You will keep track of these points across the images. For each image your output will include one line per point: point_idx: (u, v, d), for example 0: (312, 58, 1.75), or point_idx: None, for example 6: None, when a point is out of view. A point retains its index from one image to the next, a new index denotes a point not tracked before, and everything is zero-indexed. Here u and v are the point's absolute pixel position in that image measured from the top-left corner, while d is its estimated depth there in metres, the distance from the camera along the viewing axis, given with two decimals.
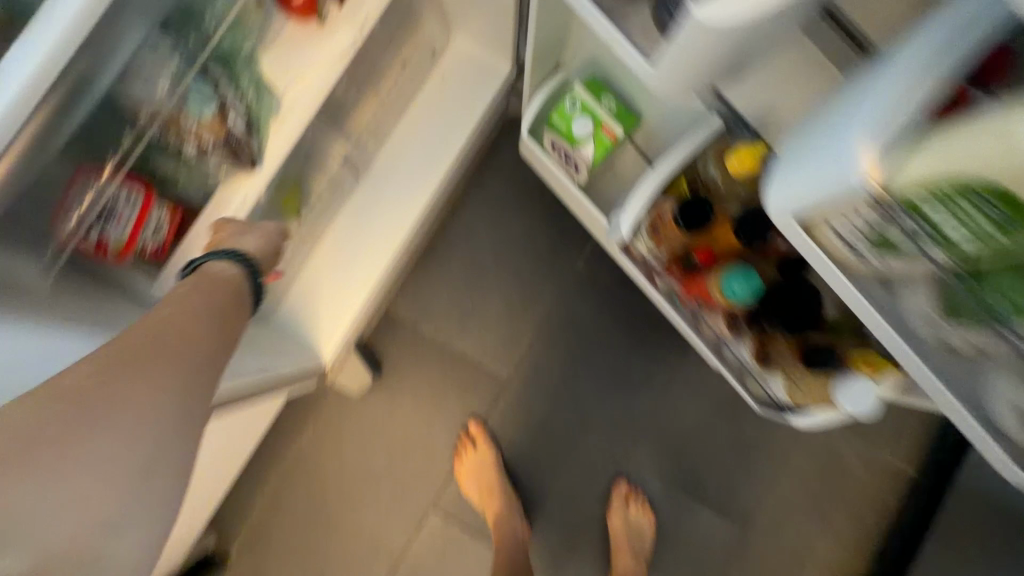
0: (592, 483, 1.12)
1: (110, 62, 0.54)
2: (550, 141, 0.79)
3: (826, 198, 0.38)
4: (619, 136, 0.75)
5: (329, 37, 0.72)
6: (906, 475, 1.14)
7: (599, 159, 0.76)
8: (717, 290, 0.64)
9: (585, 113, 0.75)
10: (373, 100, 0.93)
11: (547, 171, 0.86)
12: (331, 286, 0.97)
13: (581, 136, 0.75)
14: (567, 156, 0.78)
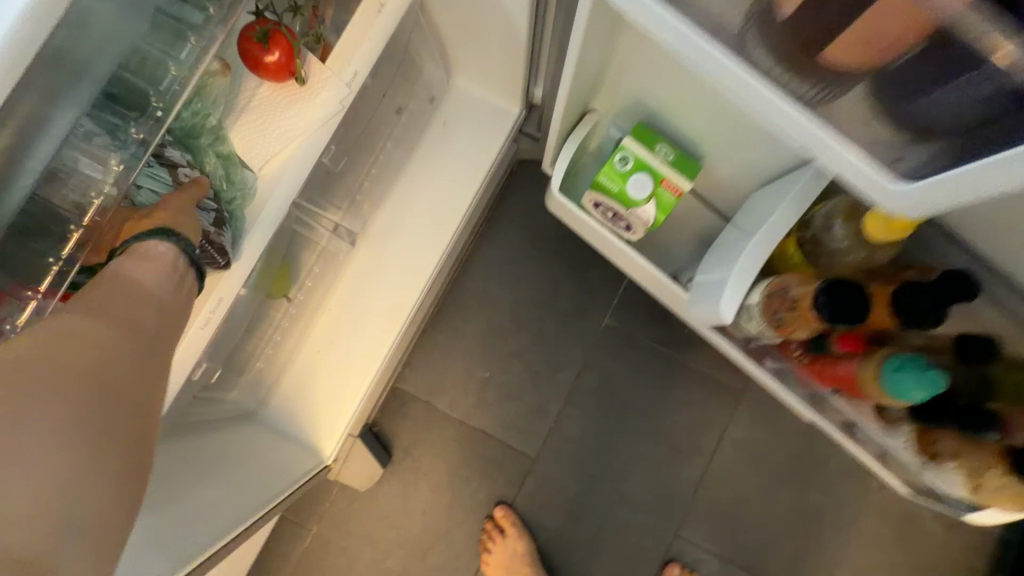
0: (639, 567, 0.98)
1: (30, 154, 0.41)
2: (595, 201, 0.67)
3: None
4: (684, 190, 0.63)
5: (310, 99, 0.60)
6: (991, 535, 1.00)
7: (660, 217, 0.65)
8: (877, 390, 0.47)
9: (639, 168, 0.62)
10: (369, 158, 0.81)
11: (586, 230, 0.75)
12: (331, 370, 0.84)
13: (639, 197, 0.63)
14: (616, 217, 0.67)
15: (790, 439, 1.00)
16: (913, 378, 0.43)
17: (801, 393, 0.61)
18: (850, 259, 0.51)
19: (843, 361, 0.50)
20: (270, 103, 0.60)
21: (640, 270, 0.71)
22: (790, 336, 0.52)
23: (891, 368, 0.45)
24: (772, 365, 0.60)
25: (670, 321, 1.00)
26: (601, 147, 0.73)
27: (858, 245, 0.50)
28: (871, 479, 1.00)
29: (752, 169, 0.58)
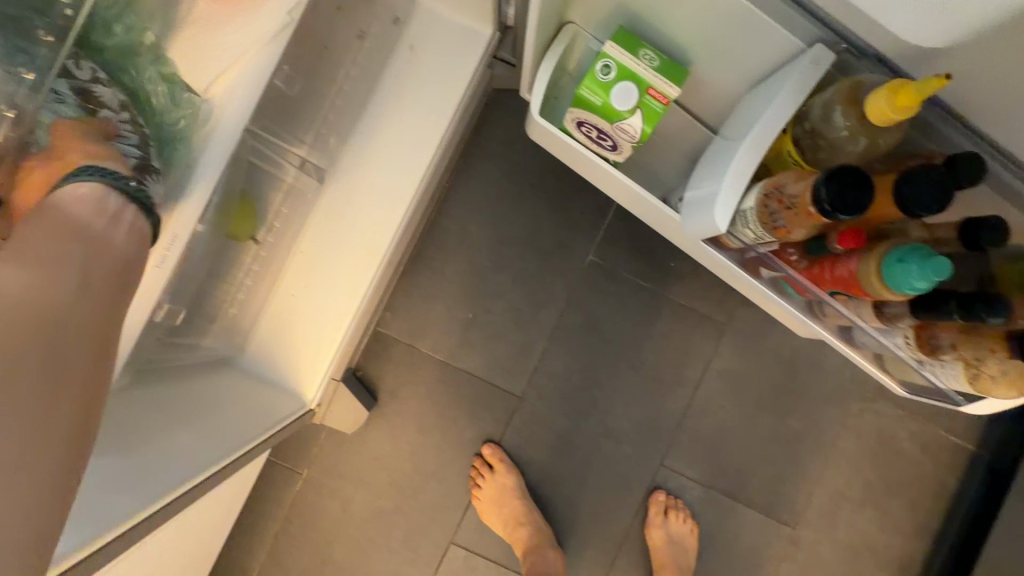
0: (625, 496, 1.00)
1: None
2: (578, 119, 0.63)
3: None
4: (672, 98, 0.59)
5: (258, 10, 0.55)
6: (964, 452, 1.03)
7: (649, 131, 0.60)
8: (880, 282, 0.45)
9: (623, 78, 0.58)
10: (331, 86, 0.75)
11: (573, 156, 0.71)
12: (307, 314, 0.82)
13: (624, 108, 0.59)
14: (602, 134, 0.63)
15: (774, 369, 1.01)
16: (914, 268, 0.42)
17: (797, 304, 0.57)
18: (849, 151, 0.47)
19: (843, 260, 0.48)
20: (212, 15, 0.56)
21: (628, 192, 0.68)
22: (788, 239, 0.48)
23: (894, 260, 0.43)
24: (767, 276, 0.56)
25: (656, 256, 0.98)
26: (581, 65, 0.69)
27: (860, 133, 0.46)
28: (851, 404, 1.02)
29: (747, 68, 0.54)
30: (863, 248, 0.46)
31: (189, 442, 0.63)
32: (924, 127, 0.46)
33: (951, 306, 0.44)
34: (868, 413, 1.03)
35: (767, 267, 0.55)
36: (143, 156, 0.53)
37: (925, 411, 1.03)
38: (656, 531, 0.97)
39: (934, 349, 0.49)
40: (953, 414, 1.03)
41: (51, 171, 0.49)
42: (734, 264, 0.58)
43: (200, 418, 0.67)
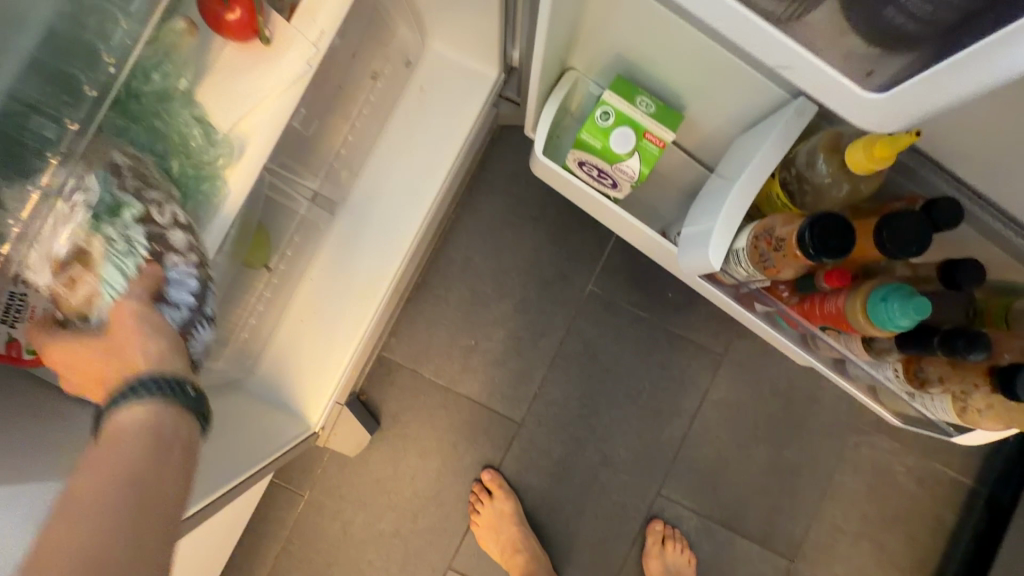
0: (622, 525, 1.01)
1: None
2: (580, 159, 0.66)
3: None
4: (668, 141, 0.62)
5: (280, 59, 0.58)
6: (961, 486, 1.04)
7: (646, 172, 0.64)
8: (864, 319, 0.45)
9: (621, 123, 0.62)
10: (344, 124, 0.79)
11: (573, 192, 0.75)
12: (314, 339, 0.85)
13: (622, 151, 0.62)
14: (601, 173, 0.66)
15: (770, 400, 1.02)
16: (897, 306, 0.42)
17: (792, 335, 0.57)
18: (834, 195, 0.48)
19: (830, 298, 0.48)
20: (237, 62, 0.58)
21: (627, 226, 0.70)
22: (777, 277, 0.49)
23: (876, 299, 0.43)
24: (762, 311, 0.57)
25: (653, 287, 1.01)
26: (582, 108, 0.72)
27: (843, 180, 0.46)
28: (846, 436, 1.04)
29: (740, 115, 0.58)
30: (849, 286, 0.47)
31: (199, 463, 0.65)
32: (905, 171, 0.48)
33: (935, 341, 0.44)
34: (864, 445, 1.04)
35: (762, 302, 0.55)
36: (192, 308, 0.56)
37: (920, 443, 1.04)
38: (654, 562, 0.97)
39: (922, 381, 0.49)
40: (949, 447, 1.04)
41: (116, 363, 0.51)
42: (729, 298, 0.58)
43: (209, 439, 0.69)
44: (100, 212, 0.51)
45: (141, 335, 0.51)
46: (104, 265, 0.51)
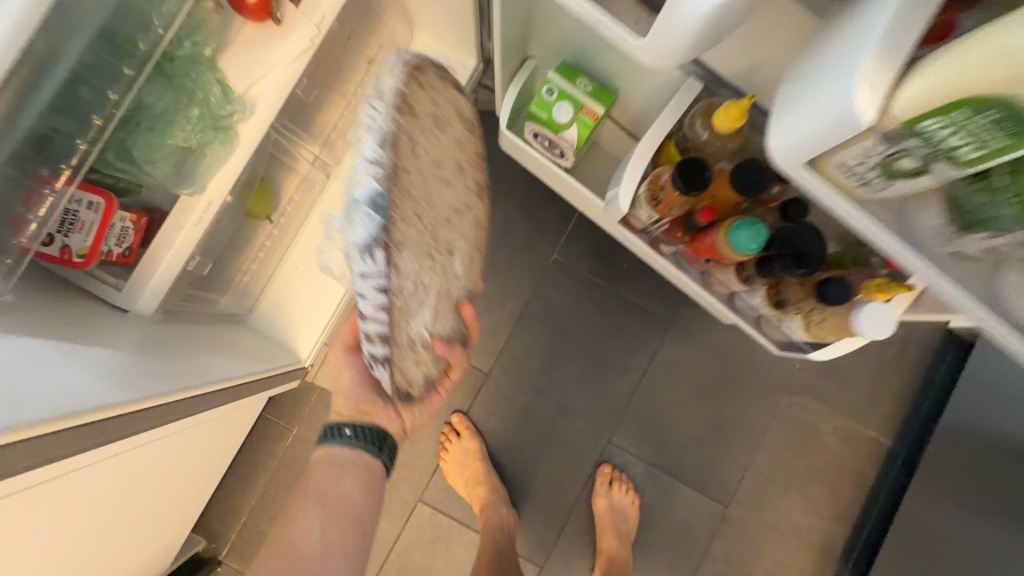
0: (575, 469, 1.13)
1: (67, 51, 0.52)
2: (532, 131, 0.79)
3: (826, 136, 0.37)
4: (601, 115, 0.75)
5: (287, 37, 0.72)
6: (881, 447, 1.16)
7: (583, 141, 0.76)
8: (726, 245, 0.58)
9: (563, 99, 0.75)
10: (340, 99, 0.93)
11: (530, 161, 0.88)
12: (307, 285, 0.98)
13: (564, 121, 0.75)
14: (551, 143, 0.79)
15: (711, 362, 1.15)
16: (745, 232, 0.55)
17: (694, 275, 0.70)
18: (712, 152, 0.61)
19: (709, 233, 0.61)
20: (252, 39, 0.72)
21: (572, 190, 0.83)
22: (669, 215, 0.62)
23: (732, 227, 0.56)
24: (669, 252, 0.69)
25: (609, 256, 1.14)
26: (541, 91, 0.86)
27: (715, 139, 0.59)
28: (777, 398, 1.17)
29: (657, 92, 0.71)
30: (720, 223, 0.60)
31: (220, 364, 0.78)
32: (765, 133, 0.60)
33: (775, 263, 0.57)
34: (794, 406, 1.17)
35: (666, 243, 0.68)
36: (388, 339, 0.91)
37: (844, 407, 1.17)
38: (601, 499, 1.09)
39: (782, 303, 0.62)
40: (871, 412, 1.17)
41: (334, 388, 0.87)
42: (643, 243, 0.71)
43: (223, 347, 0.83)
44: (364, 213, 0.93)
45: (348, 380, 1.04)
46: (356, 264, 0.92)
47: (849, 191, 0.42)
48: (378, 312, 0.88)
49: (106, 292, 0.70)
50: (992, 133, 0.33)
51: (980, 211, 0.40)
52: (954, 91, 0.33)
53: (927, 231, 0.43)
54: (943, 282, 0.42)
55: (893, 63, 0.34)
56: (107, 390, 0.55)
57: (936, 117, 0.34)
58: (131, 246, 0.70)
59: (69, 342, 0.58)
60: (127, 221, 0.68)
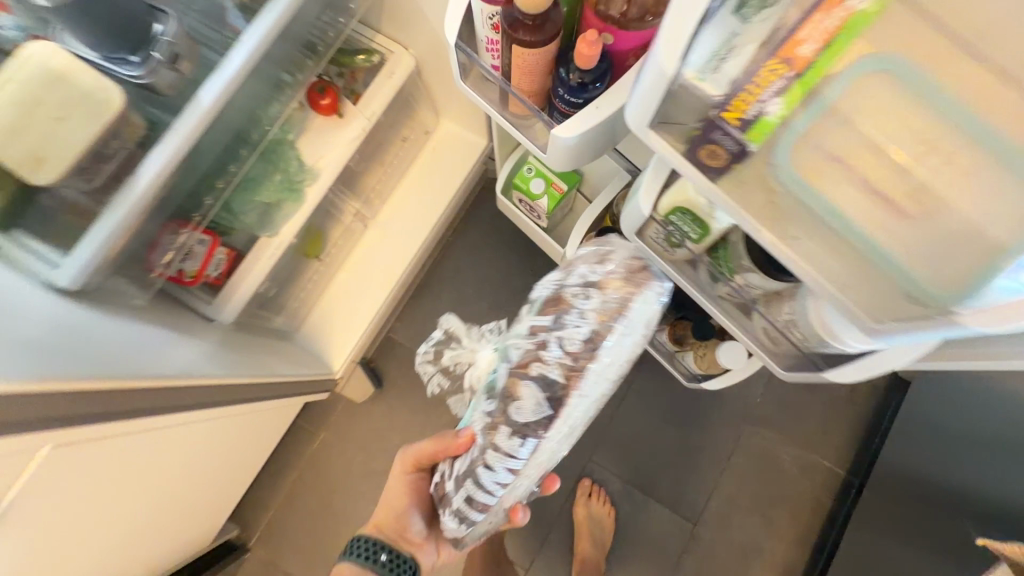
0: (561, 482, 1.30)
1: (213, 141, 0.79)
2: (518, 197, 1.05)
3: (632, 218, 0.67)
4: (565, 190, 0.99)
5: (347, 127, 0.99)
6: (837, 477, 1.30)
7: (552, 208, 1.01)
8: None
9: (539, 176, 1.00)
10: (379, 169, 1.21)
11: (518, 219, 1.14)
12: (343, 311, 1.22)
13: (538, 193, 1.00)
14: (531, 207, 1.04)
15: (681, 393, 1.33)
16: None
17: None
18: None
19: None
20: (321, 127, 1.00)
21: (546, 243, 1.10)
22: None
23: None
24: None
25: None
26: None
27: None
28: (741, 427, 1.33)
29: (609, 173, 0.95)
30: None
31: (276, 365, 1.00)
32: None
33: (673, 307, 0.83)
34: (756, 436, 1.33)
35: None
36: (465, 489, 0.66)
37: (802, 439, 1.32)
38: (580, 508, 1.24)
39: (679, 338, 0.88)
40: (826, 445, 1.32)
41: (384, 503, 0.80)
42: None
43: (278, 353, 1.05)
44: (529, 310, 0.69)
45: (397, 508, 0.78)
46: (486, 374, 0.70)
47: (658, 253, 0.71)
48: (490, 485, 0.63)
49: (198, 304, 0.94)
50: (701, 227, 0.63)
51: (721, 273, 0.70)
52: (677, 202, 0.62)
53: (709, 283, 0.72)
54: (719, 313, 0.72)
55: (652, 182, 0.62)
56: (207, 369, 0.78)
57: (675, 215, 0.63)
58: (221, 271, 0.96)
59: (181, 335, 0.81)
60: (222, 254, 0.94)
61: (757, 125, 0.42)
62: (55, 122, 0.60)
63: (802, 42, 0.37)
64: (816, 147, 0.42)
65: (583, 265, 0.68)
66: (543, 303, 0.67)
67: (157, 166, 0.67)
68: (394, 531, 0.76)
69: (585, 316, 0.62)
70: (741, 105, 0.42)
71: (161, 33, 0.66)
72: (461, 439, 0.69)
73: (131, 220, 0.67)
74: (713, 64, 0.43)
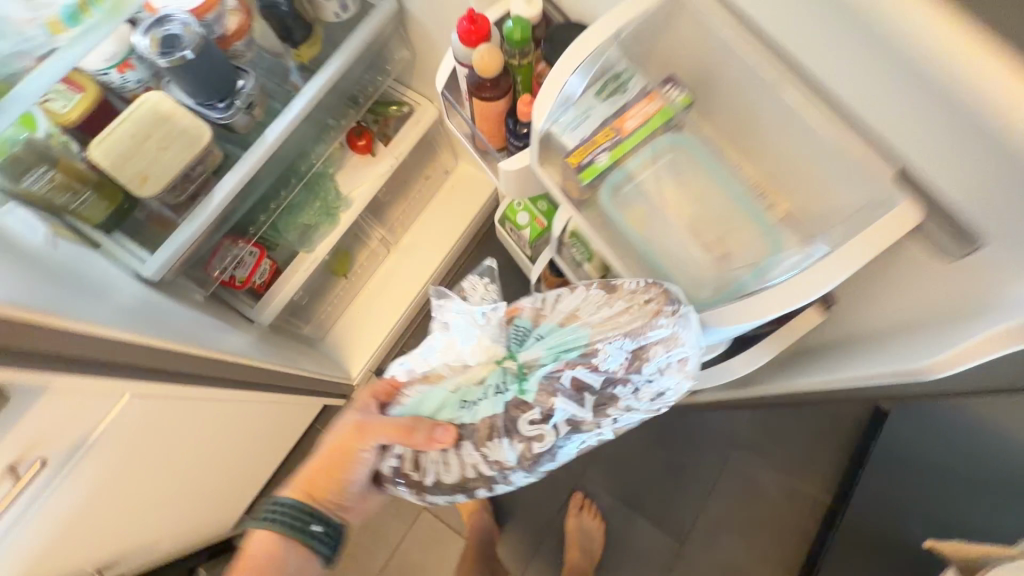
0: (554, 495, 1.38)
1: (270, 170, 0.97)
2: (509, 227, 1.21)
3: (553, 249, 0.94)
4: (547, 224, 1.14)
5: (378, 164, 1.18)
6: (822, 506, 1.34)
7: (534, 238, 1.16)
8: None
9: (525, 210, 1.16)
10: (403, 201, 1.39)
11: (510, 246, 1.29)
12: (363, 324, 1.37)
13: (523, 223, 1.16)
14: (517, 236, 1.20)
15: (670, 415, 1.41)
16: None
17: None
18: None
19: None
20: (356, 164, 1.18)
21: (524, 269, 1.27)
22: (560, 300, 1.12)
23: None
24: None
25: None
26: None
27: None
28: (727, 452, 1.40)
29: None
30: None
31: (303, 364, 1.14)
32: None
33: None
34: (743, 461, 1.39)
35: None
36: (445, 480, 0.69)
37: (787, 466, 1.38)
38: (571, 520, 1.32)
39: None
40: (812, 473, 1.37)
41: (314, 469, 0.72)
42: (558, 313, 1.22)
43: (305, 356, 1.20)
44: (561, 352, 0.64)
45: (335, 485, 0.71)
46: (474, 384, 0.68)
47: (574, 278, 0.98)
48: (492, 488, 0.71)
49: (242, 307, 1.10)
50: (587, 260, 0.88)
51: None
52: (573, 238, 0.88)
53: None
54: None
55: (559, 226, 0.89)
56: (249, 356, 0.93)
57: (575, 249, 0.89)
58: (266, 280, 1.11)
59: (230, 328, 0.97)
60: (268, 265, 1.10)
61: (589, 168, 0.65)
62: (159, 150, 0.79)
63: (628, 118, 0.65)
64: (632, 188, 0.66)
65: (643, 314, 0.61)
66: (593, 360, 0.62)
67: (228, 186, 0.85)
68: (327, 503, 0.71)
69: (638, 398, 0.66)
70: (581, 152, 0.66)
71: (242, 87, 0.86)
72: (432, 445, 0.65)
73: (203, 228, 0.84)
74: (575, 123, 0.66)
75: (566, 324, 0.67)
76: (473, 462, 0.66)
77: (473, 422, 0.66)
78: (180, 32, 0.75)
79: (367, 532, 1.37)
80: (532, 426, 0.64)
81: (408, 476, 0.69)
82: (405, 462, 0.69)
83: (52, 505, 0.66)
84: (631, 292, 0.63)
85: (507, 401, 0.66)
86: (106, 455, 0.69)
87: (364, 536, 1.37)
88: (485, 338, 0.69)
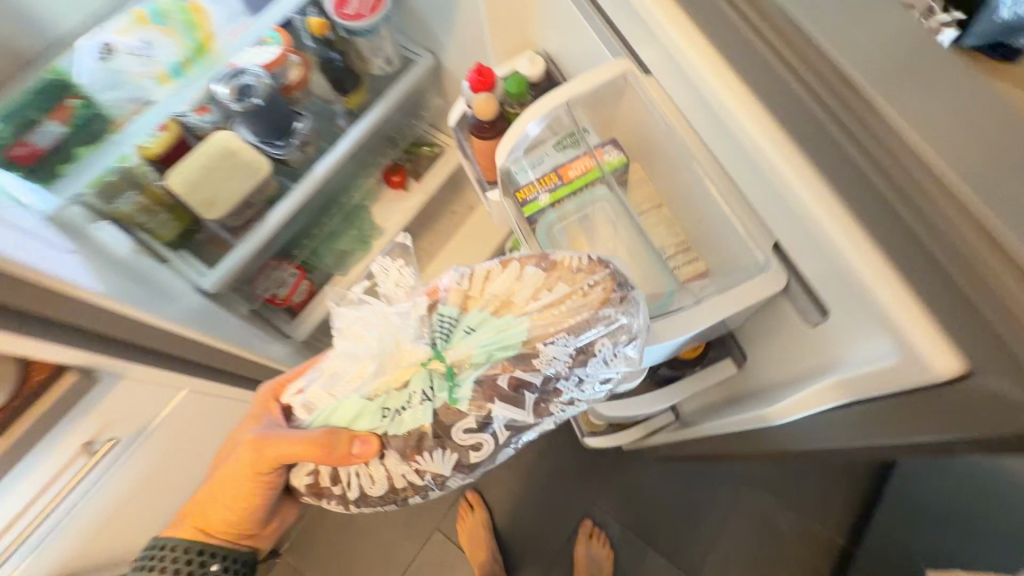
0: (565, 522, 1.40)
1: (315, 199, 1.09)
2: None
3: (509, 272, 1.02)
4: None
5: (410, 198, 1.29)
6: (834, 546, 1.33)
7: None
8: None
9: None
10: (430, 232, 1.49)
11: None
12: None
13: None
14: None
15: None
16: None
17: None
18: None
19: None
20: (389, 197, 1.30)
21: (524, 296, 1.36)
22: None
23: None
24: None
25: None
26: None
27: None
28: (739, 486, 1.40)
29: None
30: None
31: None
32: None
33: None
34: (755, 496, 1.39)
35: None
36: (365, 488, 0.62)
37: (801, 504, 1.37)
38: (581, 548, 1.34)
39: None
40: (825, 513, 1.36)
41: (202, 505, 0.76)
42: None
43: None
44: (495, 350, 0.57)
45: (228, 510, 0.74)
46: (399, 391, 0.58)
47: None
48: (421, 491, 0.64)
49: (280, 321, 1.18)
50: None
51: None
52: None
53: None
54: None
55: None
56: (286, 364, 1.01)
57: None
58: (303, 298, 1.20)
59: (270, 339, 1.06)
60: (306, 286, 1.19)
61: (531, 203, 0.74)
62: (227, 179, 0.89)
63: (569, 168, 0.75)
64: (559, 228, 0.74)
65: (581, 307, 0.56)
66: (532, 360, 0.56)
67: (280, 213, 0.97)
68: (216, 535, 0.76)
69: (581, 387, 0.59)
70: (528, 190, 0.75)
71: (299, 127, 0.98)
72: (354, 459, 0.58)
73: (255, 248, 0.96)
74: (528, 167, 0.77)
75: (507, 312, 0.58)
76: (401, 471, 0.59)
77: (399, 432, 0.58)
78: (254, 82, 0.88)
79: (381, 551, 1.40)
80: (468, 433, 0.57)
81: (324, 489, 0.63)
82: (318, 478, 0.63)
83: (107, 488, 0.73)
84: (573, 271, 0.58)
85: (435, 408, 0.57)
86: (159, 444, 0.78)
87: (378, 554, 1.40)
88: (401, 339, 0.59)
